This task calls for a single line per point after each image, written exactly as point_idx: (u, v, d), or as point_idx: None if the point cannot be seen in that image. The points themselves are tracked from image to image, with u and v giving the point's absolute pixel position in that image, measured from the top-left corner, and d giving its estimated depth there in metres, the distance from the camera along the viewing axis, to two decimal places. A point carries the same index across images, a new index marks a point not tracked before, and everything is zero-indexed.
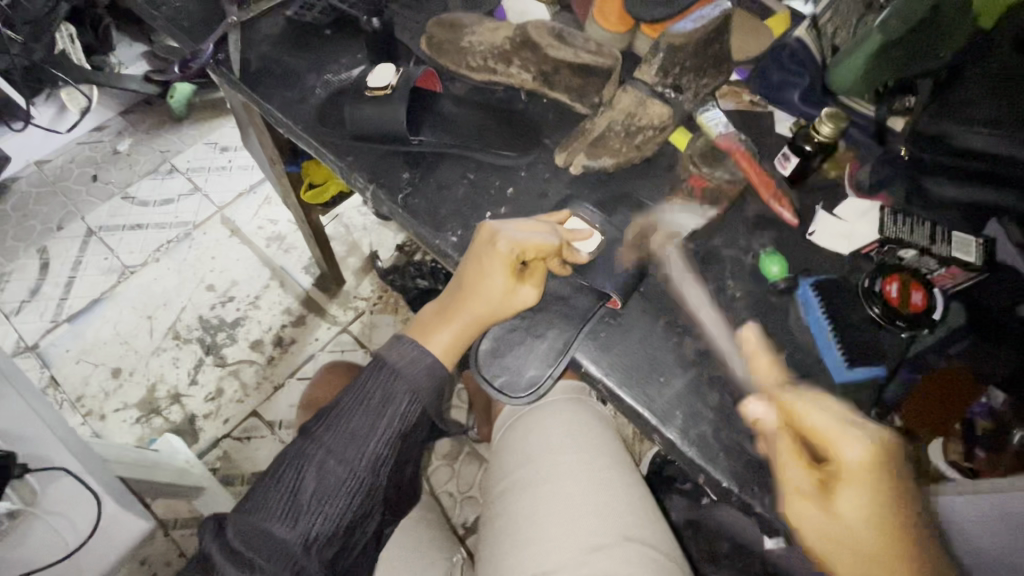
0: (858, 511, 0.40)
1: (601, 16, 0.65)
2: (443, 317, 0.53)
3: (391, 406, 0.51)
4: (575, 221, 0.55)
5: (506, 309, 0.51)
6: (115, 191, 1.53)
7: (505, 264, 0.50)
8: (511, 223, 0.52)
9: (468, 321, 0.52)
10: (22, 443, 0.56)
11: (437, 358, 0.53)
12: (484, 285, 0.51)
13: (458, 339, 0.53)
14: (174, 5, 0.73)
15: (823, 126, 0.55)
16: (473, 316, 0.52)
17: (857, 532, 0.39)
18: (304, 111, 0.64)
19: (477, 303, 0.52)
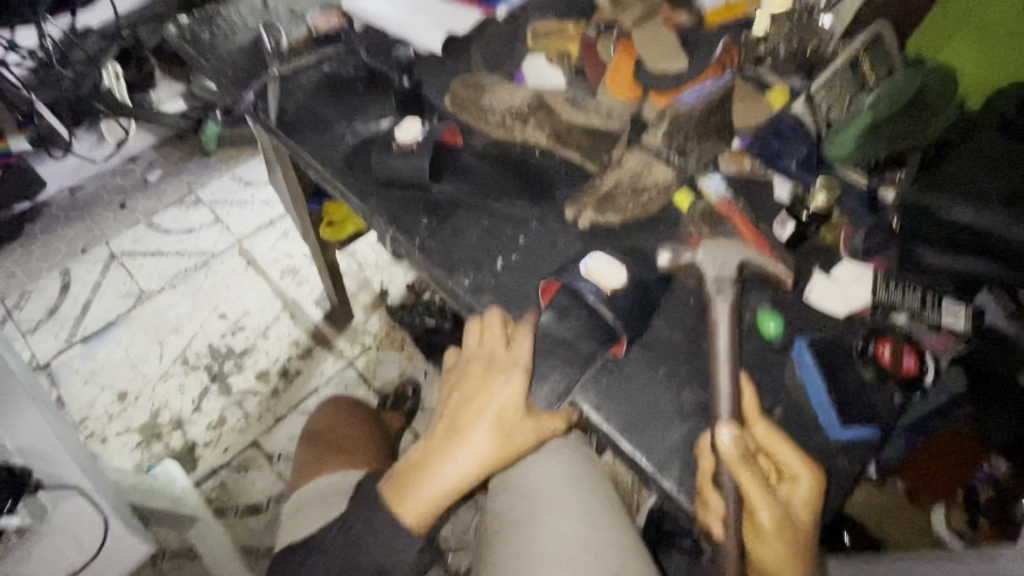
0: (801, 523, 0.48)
1: (613, 85, 0.70)
2: (416, 481, 0.54)
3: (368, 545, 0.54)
4: (598, 263, 0.56)
5: (488, 459, 0.53)
6: (140, 219, 1.59)
7: (474, 411, 0.54)
8: (478, 366, 0.55)
9: (446, 484, 0.53)
10: (40, 461, 0.58)
11: (417, 525, 0.54)
12: (462, 440, 0.53)
13: (444, 493, 0.54)
14: (222, 55, 0.80)
15: (819, 194, 0.61)
16: (451, 475, 0.53)
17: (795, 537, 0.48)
18: (334, 157, 0.69)
19: (452, 460, 0.53)
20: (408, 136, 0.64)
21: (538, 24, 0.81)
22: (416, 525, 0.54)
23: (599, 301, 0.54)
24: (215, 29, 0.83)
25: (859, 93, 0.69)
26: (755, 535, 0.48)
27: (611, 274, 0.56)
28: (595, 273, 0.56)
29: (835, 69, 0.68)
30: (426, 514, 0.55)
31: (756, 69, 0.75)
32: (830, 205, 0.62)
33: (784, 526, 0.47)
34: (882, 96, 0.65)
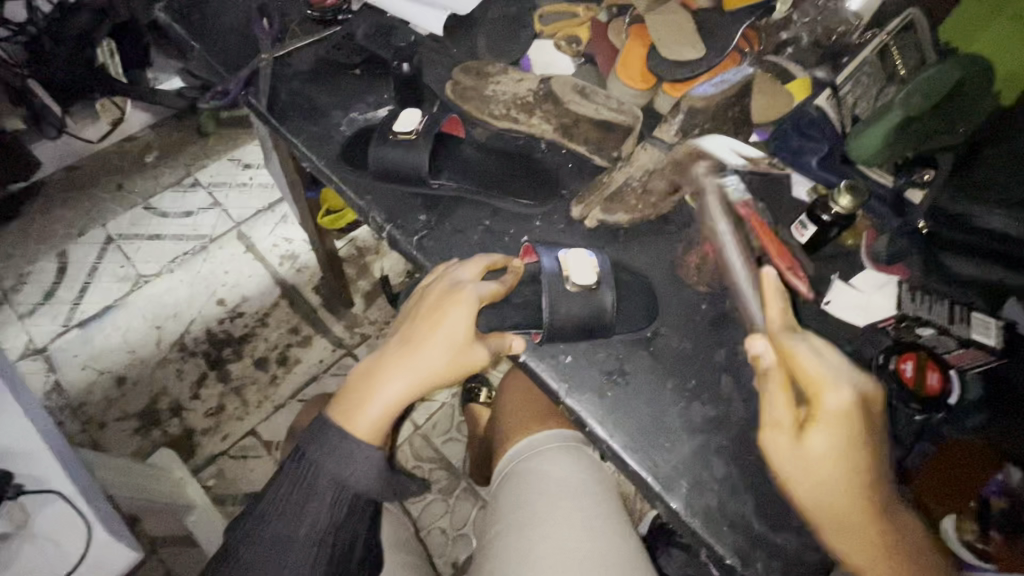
0: (835, 467, 0.41)
1: (624, 74, 0.67)
2: (367, 390, 0.52)
3: (318, 490, 0.50)
4: (577, 255, 0.53)
5: (438, 373, 0.51)
6: (137, 201, 1.56)
7: (423, 327, 0.52)
8: (434, 287, 0.53)
9: (394, 393, 0.51)
10: (23, 462, 0.54)
11: (366, 439, 0.51)
12: (414, 352, 0.51)
13: (388, 408, 0.51)
14: (213, 36, 0.76)
15: (842, 197, 0.54)
16: (401, 384, 0.51)
17: (823, 488, 0.42)
18: (329, 148, 0.66)
19: (402, 373, 0.51)
20: (406, 126, 0.60)
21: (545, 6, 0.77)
22: (364, 437, 0.51)
23: (555, 276, 0.52)
24: (206, 8, 0.78)
25: (887, 86, 0.65)
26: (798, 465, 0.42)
27: (581, 269, 0.53)
28: (568, 266, 0.53)
29: (863, 60, 0.65)
30: (366, 427, 0.51)
31: (775, 59, 0.71)
32: (854, 210, 0.55)
33: (809, 460, 0.42)
34: (916, 91, 0.57)
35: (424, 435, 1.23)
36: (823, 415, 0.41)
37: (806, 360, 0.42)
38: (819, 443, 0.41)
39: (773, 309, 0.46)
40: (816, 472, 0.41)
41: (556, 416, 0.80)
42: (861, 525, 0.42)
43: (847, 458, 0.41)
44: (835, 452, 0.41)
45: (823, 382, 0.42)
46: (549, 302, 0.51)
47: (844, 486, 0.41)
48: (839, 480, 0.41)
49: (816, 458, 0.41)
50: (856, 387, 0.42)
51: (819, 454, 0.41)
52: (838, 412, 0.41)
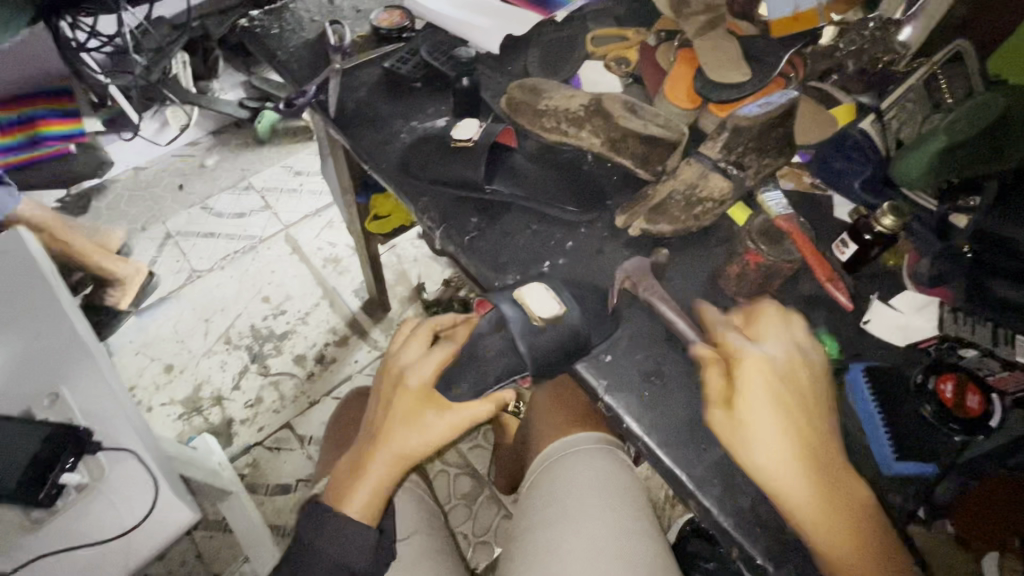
0: (765, 433, 0.45)
1: (671, 95, 0.71)
2: (352, 478, 0.56)
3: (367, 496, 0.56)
4: (530, 290, 0.54)
5: (413, 449, 0.54)
6: (195, 202, 1.67)
7: (388, 419, 0.55)
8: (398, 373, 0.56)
9: (378, 475, 0.56)
10: (103, 421, 0.59)
11: (361, 521, 0.56)
12: (383, 439, 0.55)
13: (375, 489, 0.56)
14: (289, 49, 0.83)
15: (885, 217, 0.55)
16: (381, 464, 0.55)
17: (759, 450, 0.45)
18: (390, 152, 0.71)
19: (379, 456, 0.55)
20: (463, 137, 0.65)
21: (597, 30, 0.82)
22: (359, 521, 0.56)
23: (520, 321, 0.53)
24: (284, 23, 0.86)
25: (932, 114, 0.66)
26: (732, 428, 0.46)
27: (543, 303, 0.53)
28: (527, 299, 0.53)
29: (908, 88, 0.67)
30: (359, 509, 0.56)
31: (821, 85, 0.74)
32: (898, 230, 0.55)
33: (741, 426, 0.46)
34: (961, 118, 0.60)
35: (451, 439, 1.25)
36: (745, 379, 0.47)
37: (731, 340, 0.50)
38: (747, 407, 0.46)
39: (710, 313, 0.54)
40: (750, 434, 0.45)
41: (590, 421, 0.81)
42: (803, 491, 0.45)
43: (779, 422, 0.45)
44: (766, 418, 0.45)
45: (739, 353, 0.49)
46: (525, 348, 0.52)
47: (779, 448, 0.45)
48: (776, 443, 0.45)
49: (746, 422, 0.46)
50: (772, 357, 0.48)
51: (751, 411, 0.46)
52: (756, 376, 0.47)
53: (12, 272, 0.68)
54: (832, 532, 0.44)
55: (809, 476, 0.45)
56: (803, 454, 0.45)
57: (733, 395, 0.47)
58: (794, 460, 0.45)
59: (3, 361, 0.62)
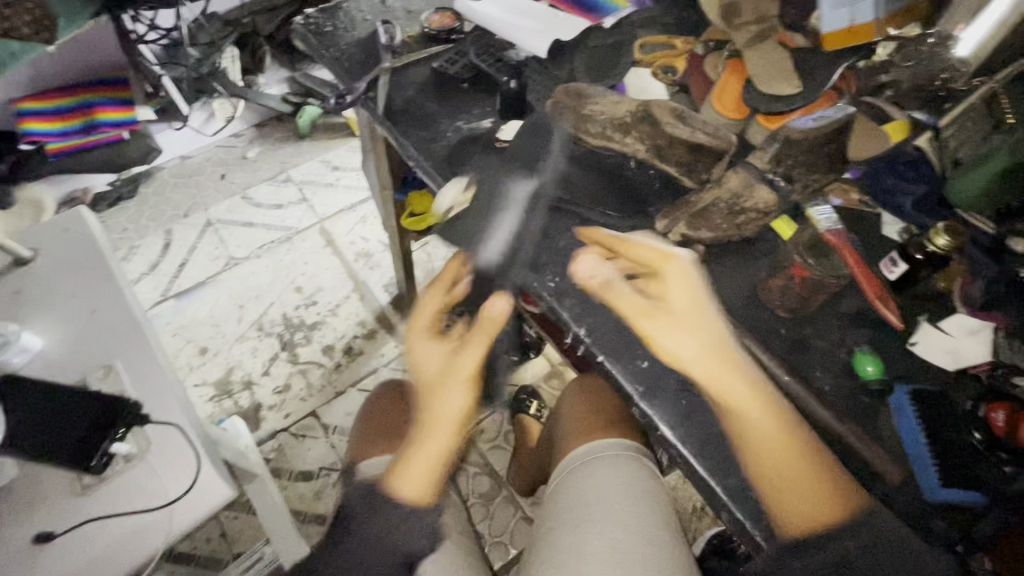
0: (695, 331, 0.49)
1: (718, 104, 0.70)
2: (408, 461, 0.57)
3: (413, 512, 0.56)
4: (451, 185, 0.67)
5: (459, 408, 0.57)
6: (236, 191, 1.72)
7: (431, 395, 0.58)
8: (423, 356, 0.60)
9: (435, 452, 0.57)
10: (152, 396, 0.62)
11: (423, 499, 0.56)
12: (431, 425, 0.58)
13: (435, 459, 0.57)
14: (341, 47, 0.86)
15: (938, 236, 0.54)
16: (433, 445, 0.57)
17: (694, 343, 0.49)
18: (435, 151, 0.72)
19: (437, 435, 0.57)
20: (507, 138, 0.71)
21: (645, 37, 0.82)
22: (419, 501, 0.56)
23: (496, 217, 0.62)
24: (337, 22, 0.88)
25: (994, 130, 0.62)
26: (668, 319, 0.50)
27: (454, 191, 0.66)
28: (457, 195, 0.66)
29: (969, 105, 0.65)
30: (417, 492, 0.56)
31: (873, 102, 0.72)
32: (954, 249, 0.54)
33: (677, 322, 0.50)
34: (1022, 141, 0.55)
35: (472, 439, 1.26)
36: (668, 278, 0.52)
37: (648, 247, 0.54)
38: (675, 305, 0.50)
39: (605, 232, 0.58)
40: (689, 327, 0.49)
41: (619, 426, 0.80)
42: (748, 399, 0.48)
43: (700, 322, 0.50)
44: (688, 315, 0.50)
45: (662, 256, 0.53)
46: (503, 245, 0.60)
47: (708, 342, 0.49)
48: (706, 339, 0.49)
49: (682, 318, 0.50)
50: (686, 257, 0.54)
51: (673, 310, 0.50)
52: (680, 276, 0.52)
53: (75, 249, 0.71)
54: (783, 457, 0.47)
55: (750, 398, 0.48)
56: (724, 351, 0.49)
57: (665, 302, 0.51)
58: (718, 353, 0.49)
59: (63, 332, 0.66)
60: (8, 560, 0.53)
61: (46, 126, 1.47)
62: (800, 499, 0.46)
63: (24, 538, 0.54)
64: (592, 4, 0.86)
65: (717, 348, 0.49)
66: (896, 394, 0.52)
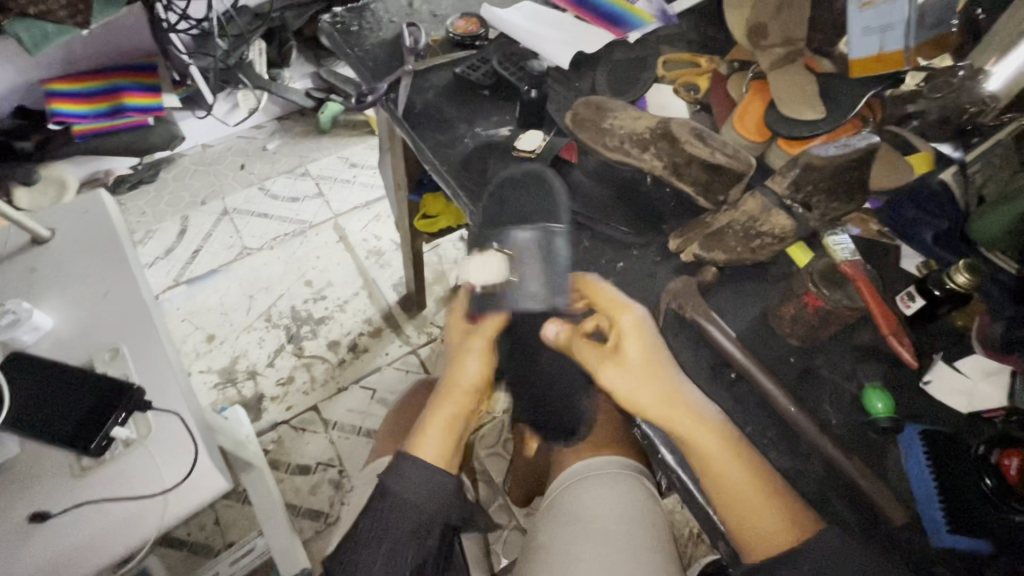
0: (642, 387, 0.51)
1: (739, 126, 0.70)
2: (425, 426, 0.63)
3: (405, 504, 0.59)
4: (529, 134, 0.70)
5: (475, 382, 0.64)
6: (254, 182, 1.74)
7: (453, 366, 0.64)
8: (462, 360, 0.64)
9: (447, 418, 0.63)
10: (153, 383, 0.62)
11: (436, 460, 0.61)
12: (446, 396, 0.64)
13: (448, 426, 0.63)
14: (366, 47, 0.86)
15: (960, 275, 0.52)
16: (445, 412, 0.63)
17: (644, 398, 0.51)
18: (451, 156, 0.72)
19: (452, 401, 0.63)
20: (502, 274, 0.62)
21: (670, 54, 0.82)
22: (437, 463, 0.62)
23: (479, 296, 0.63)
24: (363, 22, 0.89)
25: None
26: (624, 365, 0.52)
27: (528, 141, 0.70)
28: (525, 139, 0.70)
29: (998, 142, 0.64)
30: (434, 456, 0.61)
31: (897, 130, 0.72)
32: (972, 288, 0.52)
33: (627, 375, 0.52)
34: None
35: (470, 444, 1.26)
36: (626, 330, 0.54)
37: (606, 291, 0.56)
38: (631, 356, 0.52)
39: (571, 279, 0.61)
40: (636, 381, 0.51)
41: (620, 444, 0.79)
42: (717, 448, 0.49)
43: (648, 373, 0.52)
44: (633, 370, 0.52)
45: (621, 306, 0.55)
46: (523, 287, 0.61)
47: (655, 397, 0.51)
48: (652, 396, 0.51)
49: (631, 366, 0.52)
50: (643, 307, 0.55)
51: (625, 364, 0.52)
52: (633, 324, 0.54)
53: (91, 230, 0.72)
54: (743, 490, 0.47)
55: (697, 436, 0.49)
56: (674, 403, 0.51)
57: (622, 352, 0.53)
58: (661, 409, 0.50)
59: (72, 312, 0.66)
60: (3, 538, 0.53)
61: (74, 107, 1.51)
62: (760, 527, 0.46)
63: (20, 516, 0.54)
64: (618, 17, 0.86)
65: (662, 406, 0.50)
66: (903, 434, 0.51)
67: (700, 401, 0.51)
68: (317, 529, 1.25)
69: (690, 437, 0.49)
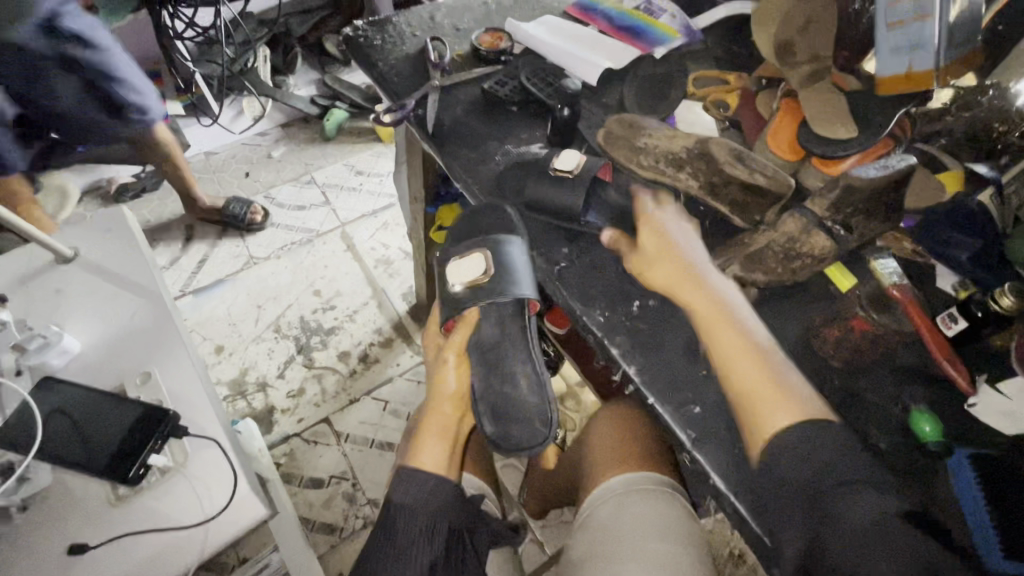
0: (687, 291, 0.57)
1: (773, 142, 0.71)
2: (420, 443, 0.73)
3: (412, 510, 0.68)
4: (565, 153, 0.67)
5: (453, 399, 0.74)
6: (258, 189, 1.72)
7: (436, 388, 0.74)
8: (442, 369, 0.73)
9: (435, 434, 0.73)
10: (187, 407, 0.61)
11: (434, 468, 0.71)
12: (433, 416, 0.74)
13: (440, 438, 0.73)
14: (391, 61, 0.86)
15: (1004, 298, 0.54)
16: (435, 429, 0.74)
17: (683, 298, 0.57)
18: (483, 173, 0.72)
19: (439, 421, 0.74)
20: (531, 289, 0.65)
21: (697, 71, 0.83)
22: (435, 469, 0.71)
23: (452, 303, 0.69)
24: (386, 36, 0.88)
25: None
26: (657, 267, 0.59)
27: (564, 160, 0.67)
28: (561, 160, 0.67)
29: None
30: (433, 465, 0.71)
31: (926, 148, 0.72)
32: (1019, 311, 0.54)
33: (668, 275, 0.59)
34: None
35: None
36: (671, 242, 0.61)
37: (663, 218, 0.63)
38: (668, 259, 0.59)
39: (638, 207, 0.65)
40: (678, 276, 0.58)
41: (650, 460, 0.78)
42: (754, 366, 0.52)
43: (691, 277, 0.58)
44: (675, 269, 0.59)
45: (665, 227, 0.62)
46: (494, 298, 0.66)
47: (700, 302, 0.56)
48: (698, 297, 0.56)
49: (670, 269, 0.59)
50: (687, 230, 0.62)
51: (667, 266, 0.59)
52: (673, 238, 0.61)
53: (116, 249, 0.71)
54: (788, 420, 0.50)
55: (741, 355, 0.53)
56: (723, 315, 0.55)
57: (662, 258, 0.60)
58: (710, 310, 0.56)
59: (100, 334, 0.65)
60: (39, 569, 0.52)
61: None
62: (789, 441, 0.48)
63: (57, 548, 0.53)
64: (639, 31, 0.86)
65: (709, 305, 0.56)
66: (954, 457, 0.51)
67: (723, 284, 0.58)
68: (331, 543, 1.24)
69: (733, 348, 0.53)
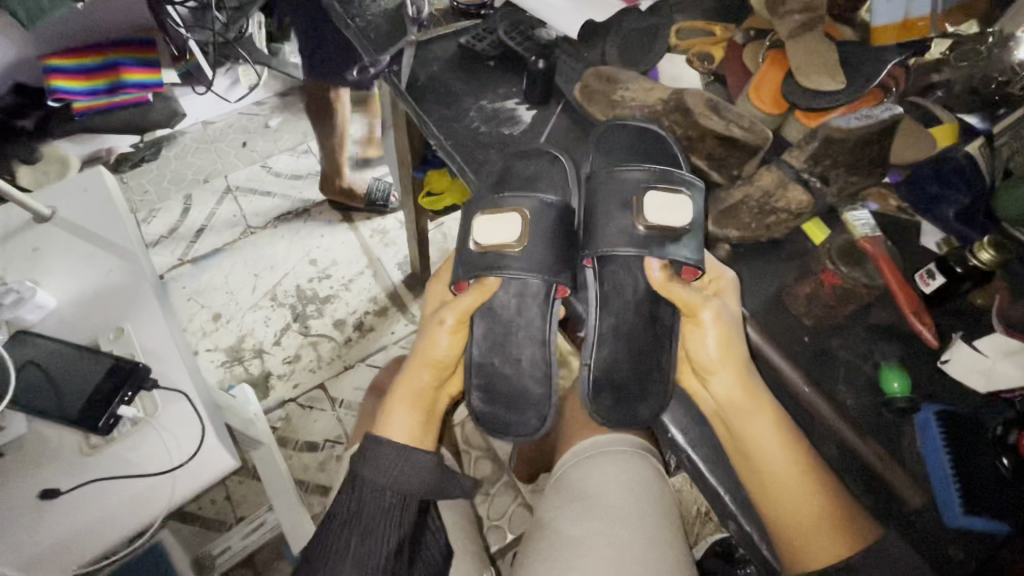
0: (727, 363, 0.52)
1: (756, 96, 0.68)
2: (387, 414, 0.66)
3: (383, 477, 0.63)
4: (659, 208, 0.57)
5: (435, 369, 0.65)
6: (256, 159, 1.72)
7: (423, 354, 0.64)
8: (432, 336, 0.63)
9: (406, 410, 0.65)
10: (158, 361, 0.62)
11: (406, 442, 0.65)
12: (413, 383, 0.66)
13: (417, 412, 0.65)
14: (370, 16, 0.81)
15: (983, 252, 0.51)
16: (416, 398, 0.65)
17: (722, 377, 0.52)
18: (457, 130, 0.70)
19: (412, 392, 0.65)
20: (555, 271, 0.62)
21: (684, 22, 0.79)
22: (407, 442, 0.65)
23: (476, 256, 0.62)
24: None
25: None
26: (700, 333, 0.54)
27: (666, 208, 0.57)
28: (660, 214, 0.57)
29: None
30: (407, 438, 0.65)
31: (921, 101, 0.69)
32: (995, 265, 0.51)
33: (712, 342, 0.53)
34: None
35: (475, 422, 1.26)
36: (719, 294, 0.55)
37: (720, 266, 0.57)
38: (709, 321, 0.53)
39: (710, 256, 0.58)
40: (725, 342, 0.53)
41: None
42: (776, 447, 0.49)
43: (730, 346, 0.53)
44: (719, 338, 0.53)
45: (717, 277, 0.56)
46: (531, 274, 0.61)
47: (731, 368, 0.52)
48: (736, 374, 0.52)
49: (713, 331, 0.53)
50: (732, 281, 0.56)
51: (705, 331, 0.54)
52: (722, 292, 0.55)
53: (90, 206, 0.71)
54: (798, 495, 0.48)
55: (761, 432, 0.50)
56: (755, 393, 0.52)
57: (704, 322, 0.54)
58: (741, 384, 0.52)
59: (76, 290, 0.66)
60: (12, 512, 0.54)
61: (77, 85, 1.40)
62: (785, 507, 0.48)
63: (29, 494, 0.55)
64: None
65: (743, 375, 0.52)
66: (921, 415, 0.50)
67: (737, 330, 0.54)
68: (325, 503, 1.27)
69: (758, 433, 0.50)
